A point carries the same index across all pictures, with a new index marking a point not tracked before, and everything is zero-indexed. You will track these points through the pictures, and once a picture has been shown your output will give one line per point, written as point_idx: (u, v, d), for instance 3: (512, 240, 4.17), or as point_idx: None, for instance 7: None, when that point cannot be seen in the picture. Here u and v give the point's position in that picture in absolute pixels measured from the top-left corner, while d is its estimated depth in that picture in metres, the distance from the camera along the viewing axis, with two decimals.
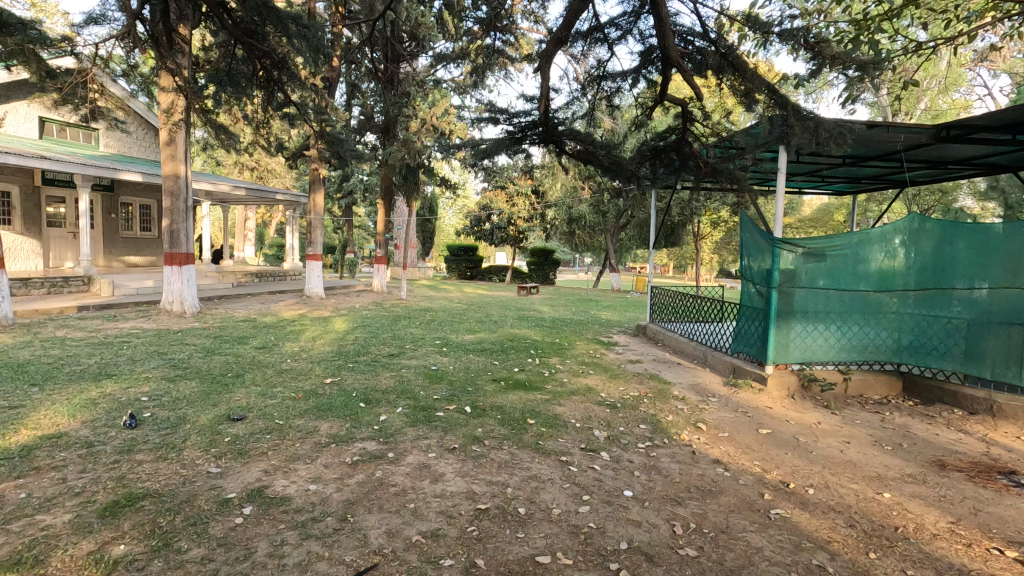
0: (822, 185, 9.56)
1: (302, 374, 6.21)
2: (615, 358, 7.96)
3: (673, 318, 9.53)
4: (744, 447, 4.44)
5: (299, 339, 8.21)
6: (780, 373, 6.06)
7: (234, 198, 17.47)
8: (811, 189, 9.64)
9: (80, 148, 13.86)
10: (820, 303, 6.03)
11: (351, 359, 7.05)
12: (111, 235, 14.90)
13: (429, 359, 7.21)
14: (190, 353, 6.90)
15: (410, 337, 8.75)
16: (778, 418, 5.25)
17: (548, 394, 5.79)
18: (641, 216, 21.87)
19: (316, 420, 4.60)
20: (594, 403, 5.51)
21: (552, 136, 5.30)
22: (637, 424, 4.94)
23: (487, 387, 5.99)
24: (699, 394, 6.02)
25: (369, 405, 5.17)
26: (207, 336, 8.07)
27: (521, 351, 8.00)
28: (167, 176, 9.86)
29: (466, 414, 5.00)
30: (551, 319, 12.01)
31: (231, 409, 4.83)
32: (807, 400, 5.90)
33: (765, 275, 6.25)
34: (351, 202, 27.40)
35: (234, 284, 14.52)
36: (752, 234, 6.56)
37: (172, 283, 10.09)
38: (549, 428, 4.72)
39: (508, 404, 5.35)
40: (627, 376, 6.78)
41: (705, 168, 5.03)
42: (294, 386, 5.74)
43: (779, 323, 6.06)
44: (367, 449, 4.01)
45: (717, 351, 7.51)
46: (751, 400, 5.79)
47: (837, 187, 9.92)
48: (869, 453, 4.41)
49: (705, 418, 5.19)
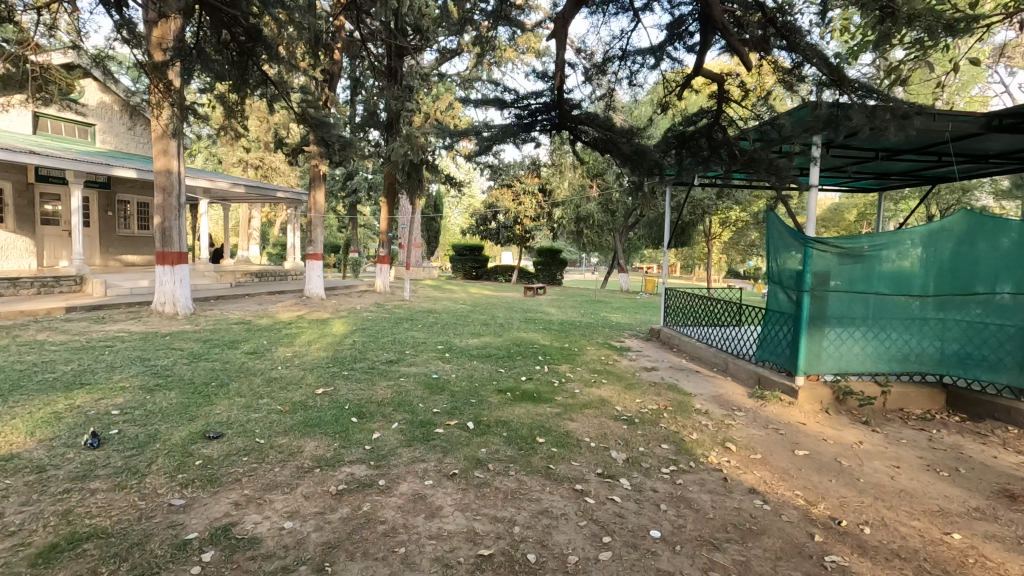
0: (846, 183, 9.06)
1: (292, 383, 5.76)
2: (629, 365, 7.47)
3: (689, 322, 9.02)
4: (782, 473, 3.92)
5: (294, 344, 7.76)
6: (812, 385, 5.53)
7: (234, 196, 17.09)
8: (834, 188, 9.14)
9: (76, 145, 13.50)
10: (857, 308, 5.50)
11: (347, 365, 6.59)
12: (108, 233, 14.54)
13: (431, 367, 6.74)
14: (175, 359, 6.47)
15: (411, 341, 8.29)
16: (814, 437, 4.74)
17: (558, 407, 5.30)
18: (651, 215, 21.33)
19: (301, 439, 4.13)
20: (608, 418, 5.02)
21: (567, 121, 4.82)
22: (659, 443, 4.44)
23: (492, 398, 5.51)
24: (723, 407, 5.51)
25: (363, 420, 4.71)
26: (197, 341, 7.63)
27: (528, 357, 7.51)
28: (160, 172, 9.43)
29: (469, 431, 4.53)
30: (559, 322, 11.53)
31: (208, 425, 4.37)
32: (842, 415, 5.35)
33: (795, 278, 5.72)
34: (356, 200, 27.05)
35: (232, 284, 14.11)
36: (779, 232, 6.05)
37: (164, 283, 9.68)
38: (560, 448, 4.24)
39: (516, 419, 4.88)
40: (643, 386, 6.26)
41: (737, 159, 4.53)
42: (282, 397, 5.29)
43: (812, 330, 5.54)
44: (355, 476, 3.53)
45: (738, 358, 7.00)
46: (781, 415, 5.28)
47: (862, 185, 9.41)
48: (924, 481, 3.89)
49: (734, 435, 4.69)
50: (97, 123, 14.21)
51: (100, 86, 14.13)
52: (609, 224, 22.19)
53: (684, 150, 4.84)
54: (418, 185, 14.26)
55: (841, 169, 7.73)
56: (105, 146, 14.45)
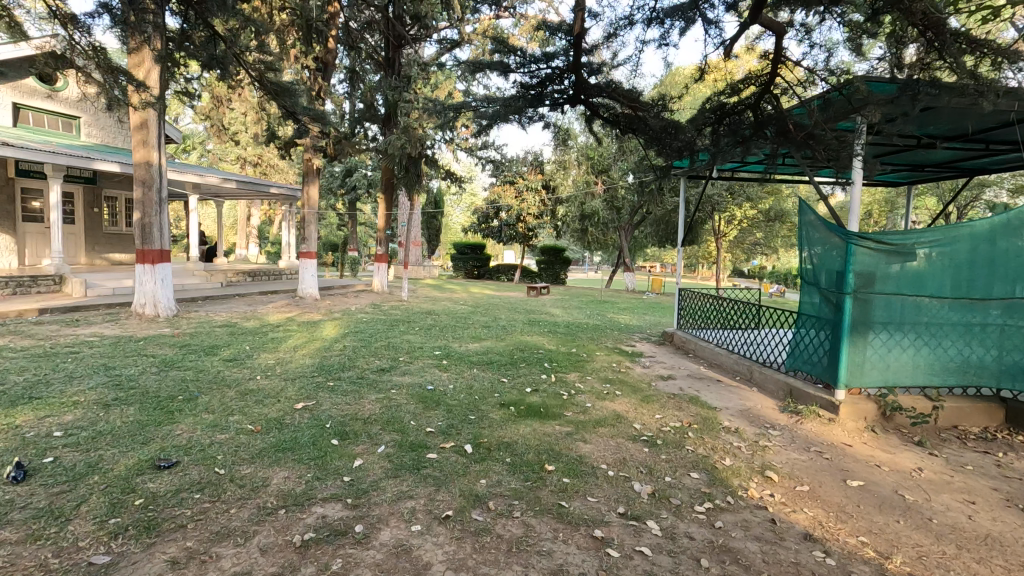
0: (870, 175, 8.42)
1: (269, 396, 5.13)
2: (643, 374, 6.82)
3: (706, 325, 8.38)
4: (838, 512, 3.29)
5: (279, 349, 7.15)
6: (855, 400, 4.89)
7: (227, 192, 16.48)
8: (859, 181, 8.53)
9: (60, 139, 12.96)
10: (905, 313, 4.87)
11: (333, 375, 5.96)
12: (93, 230, 13.97)
13: (425, 376, 6.11)
14: (145, 367, 5.88)
15: (406, 346, 7.66)
16: (865, 462, 4.10)
17: (568, 424, 4.67)
18: (659, 212, 20.68)
19: (269, 468, 3.51)
20: (627, 439, 4.39)
21: (582, 94, 4.32)
22: (687, 471, 3.82)
23: (492, 414, 4.88)
24: (754, 425, 4.88)
25: (343, 443, 4.08)
26: (173, 346, 7.01)
27: (533, 365, 6.89)
28: (139, 164, 8.86)
29: (467, 456, 3.91)
30: (565, 324, 10.88)
31: (162, 450, 3.75)
32: (892, 435, 4.69)
33: (835, 278, 5.08)
34: (355, 198, 26.50)
35: (223, 283, 13.51)
36: (813, 223, 5.41)
37: (143, 283, 9.05)
38: (572, 479, 3.62)
39: (520, 440, 4.25)
40: (662, 399, 5.62)
41: (781, 135, 4.02)
42: (256, 413, 4.66)
43: (855, 337, 4.89)
44: (328, 520, 2.90)
45: (764, 366, 6.35)
46: (823, 435, 4.63)
47: (890, 177, 8.75)
48: (1010, 522, 3.25)
49: (771, 460, 4.07)
50: (82, 115, 13.69)
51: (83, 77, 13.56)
52: (614, 222, 21.63)
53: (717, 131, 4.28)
54: (417, 181, 13.51)
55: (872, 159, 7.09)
56: (91, 139, 13.90)
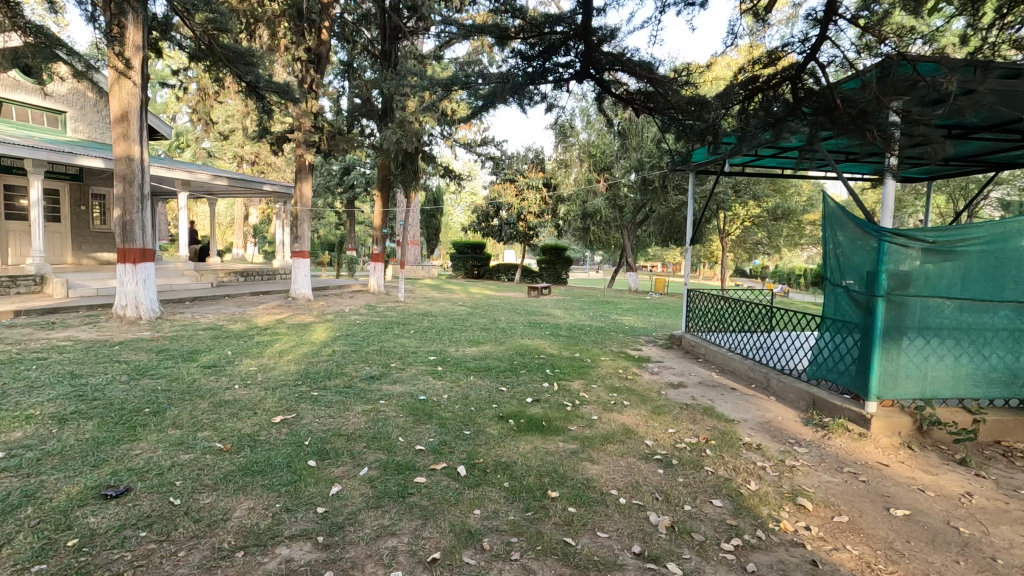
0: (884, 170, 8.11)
1: (245, 409, 4.68)
2: (652, 381, 6.37)
3: (717, 327, 7.93)
4: (887, 551, 2.85)
5: (263, 354, 6.72)
6: (888, 413, 4.46)
7: (220, 189, 16.04)
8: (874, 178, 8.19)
9: (45, 135, 12.55)
10: (943, 316, 4.45)
11: (319, 384, 5.50)
12: (80, 229, 13.55)
13: (418, 385, 5.67)
14: (115, 375, 5.45)
15: (400, 351, 7.21)
16: (908, 487, 3.65)
17: (573, 441, 4.22)
18: (662, 211, 20.25)
19: (232, 497, 3.08)
20: (638, 458, 3.95)
21: (592, 68, 3.99)
22: (708, 498, 3.37)
23: (490, 429, 4.44)
24: (778, 440, 4.43)
25: (321, 465, 3.64)
26: (150, 351, 6.58)
27: (534, 371, 6.45)
28: (120, 158, 8.42)
29: (460, 480, 3.48)
30: (568, 326, 10.44)
31: (114, 474, 3.31)
32: (931, 453, 4.24)
33: (865, 278, 4.65)
34: (353, 196, 26.06)
35: (214, 284, 13.09)
36: (839, 217, 4.98)
37: (124, 284, 8.60)
38: (579, 508, 3.18)
39: (519, 460, 3.81)
40: (674, 410, 5.18)
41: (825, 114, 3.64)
42: (229, 429, 4.22)
43: (889, 344, 4.46)
44: (294, 566, 2.46)
45: (783, 374, 5.90)
46: (855, 453, 4.19)
47: (909, 174, 8.37)
48: None
49: (802, 485, 3.63)
50: (69, 110, 13.28)
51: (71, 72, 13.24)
52: (617, 222, 21.19)
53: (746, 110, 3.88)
54: (413, 178, 13.08)
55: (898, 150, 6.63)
56: (77, 135, 13.49)
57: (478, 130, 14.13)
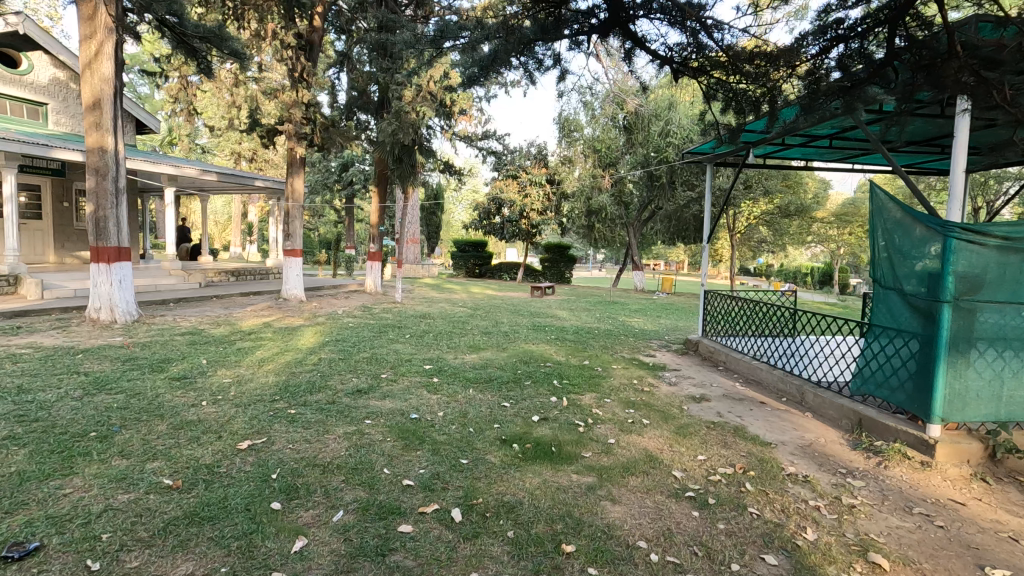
0: (919, 162, 7.59)
1: (208, 432, 4.05)
2: (670, 395, 5.72)
3: (738, 332, 7.30)
4: None
5: (241, 363, 6.10)
6: (954, 438, 3.85)
7: (211, 185, 15.44)
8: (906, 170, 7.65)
9: (25, 127, 11.96)
10: (1013, 325, 3.90)
11: (298, 400, 4.86)
12: (62, 227, 12.95)
13: (411, 400, 5.02)
14: (68, 389, 4.82)
15: (392, 359, 6.57)
16: (999, 534, 3.02)
17: (588, 473, 3.59)
18: (669, 207, 19.53)
19: (167, 560, 2.48)
20: (666, 495, 3.33)
21: (618, 23, 3.69)
22: (759, 553, 2.74)
23: (490, 457, 3.80)
24: (827, 470, 3.81)
25: (286, 508, 3.02)
26: (117, 359, 5.98)
27: (540, 382, 5.81)
28: (92, 150, 7.81)
29: (455, 530, 2.85)
30: (574, 330, 9.78)
31: (27, 524, 2.69)
32: (1010, 488, 3.61)
33: (928, 281, 4.02)
34: (352, 192, 25.38)
35: (202, 283, 12.53)
36: (891, 210, 4.35)
37: (97, 285, 8.00)
38: (601, 569, 2.56)
39: (526, 500, 3.19)
40: (702, 430, 4.56)
41: (927, 69, 3.08)
42: (184, 458, 3.59)
43: (956, 358, 3.85)
44: None
45: (819, 387, 5.26)
46: (924, 487, 3.55)
47: (941, 167, 7.83)
48: None
49: (869, 533, 2.99)
50: (50, 102, 12.69)
51: (53, 61, 12.63)
52: (622, 219, 20.62)
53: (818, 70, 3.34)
54: (411, 172, 12.39)
55: (939, 133, 6.04)
56: (59, 128, 12.90)
57: (479, 123, 13.49)
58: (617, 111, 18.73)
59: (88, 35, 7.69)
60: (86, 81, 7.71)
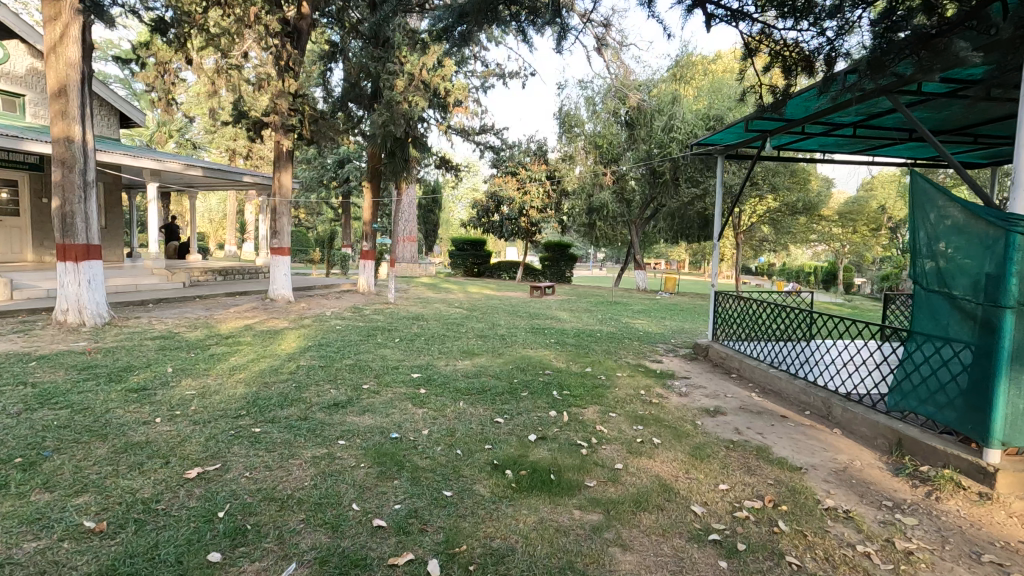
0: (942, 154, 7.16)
1: (155, 457, 3.51)
2: (682, 407, 5.18)
3: (751, 336, 6.76)
4: None
5: (210, 371, 5.57)
6: (1018, 465, 3.32)
7: (198, 181, 14.91)
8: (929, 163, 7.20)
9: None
10: None
11: (265, 416, 4.33)
12: (41, 224, 12.41)
13: (393, 416, 4.48)
14: (6, 404, 4.28)
15: (377, 367, 6.04)
16: None
17: (592, 508, 3.05)
18: (671, 204, 19.01)
19: None
20: (686, 540, 2.79)
21: None
22: None
23: (478, 487, 3.27)
24: (872, 503, 3.28)
25: (227, 560, 2.48)
26: (73, 368, 5.44)
27: (538, 393, 5.28)
28: (58, 141, 7.27)
29: None
30: (576, 332, 9.24)
31: None
32: None
33: (985, 284, 3.50)
34: (347, 190, 24.88)
35: (186, 283, 11.98)
36: (938, 203, 3.84)
37: (64, 286, 7.46)
38: None
39: (518, 547, 2.66)
40: (721, 452, 4.02)
41: None
42: (118, 492, 3.05)
43: (1018, 373, 3.34)
44: None
45: (849, 400, 4.73)
46: (988, 526, 3.01)
47: (966, 158, 7.36)
48: None
49: None
50: (27, 93, 12.17)
51: (31, 51, 12.09)
52: (624, 216, 20.08)
53: (900, 18, 2.88)
54: (404, 166, 11.89)
55: (972, 118, 5.56)
56: (37, 121, 12.38)
57: (475, 117, 12.98)
58: (619, 106, 18.15)
59: (51, 17, 7.15)
60: (50, 65, 7.15)
